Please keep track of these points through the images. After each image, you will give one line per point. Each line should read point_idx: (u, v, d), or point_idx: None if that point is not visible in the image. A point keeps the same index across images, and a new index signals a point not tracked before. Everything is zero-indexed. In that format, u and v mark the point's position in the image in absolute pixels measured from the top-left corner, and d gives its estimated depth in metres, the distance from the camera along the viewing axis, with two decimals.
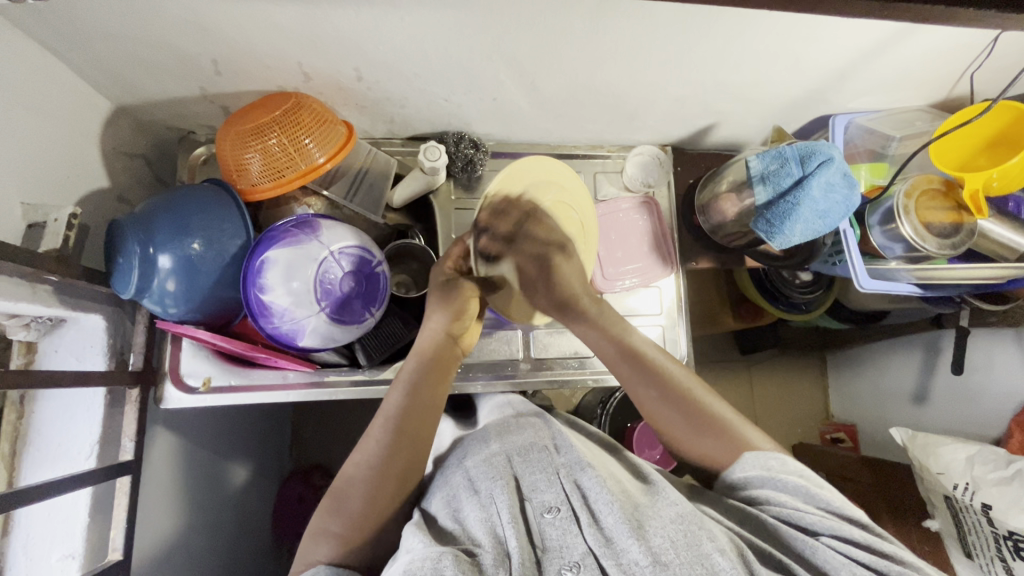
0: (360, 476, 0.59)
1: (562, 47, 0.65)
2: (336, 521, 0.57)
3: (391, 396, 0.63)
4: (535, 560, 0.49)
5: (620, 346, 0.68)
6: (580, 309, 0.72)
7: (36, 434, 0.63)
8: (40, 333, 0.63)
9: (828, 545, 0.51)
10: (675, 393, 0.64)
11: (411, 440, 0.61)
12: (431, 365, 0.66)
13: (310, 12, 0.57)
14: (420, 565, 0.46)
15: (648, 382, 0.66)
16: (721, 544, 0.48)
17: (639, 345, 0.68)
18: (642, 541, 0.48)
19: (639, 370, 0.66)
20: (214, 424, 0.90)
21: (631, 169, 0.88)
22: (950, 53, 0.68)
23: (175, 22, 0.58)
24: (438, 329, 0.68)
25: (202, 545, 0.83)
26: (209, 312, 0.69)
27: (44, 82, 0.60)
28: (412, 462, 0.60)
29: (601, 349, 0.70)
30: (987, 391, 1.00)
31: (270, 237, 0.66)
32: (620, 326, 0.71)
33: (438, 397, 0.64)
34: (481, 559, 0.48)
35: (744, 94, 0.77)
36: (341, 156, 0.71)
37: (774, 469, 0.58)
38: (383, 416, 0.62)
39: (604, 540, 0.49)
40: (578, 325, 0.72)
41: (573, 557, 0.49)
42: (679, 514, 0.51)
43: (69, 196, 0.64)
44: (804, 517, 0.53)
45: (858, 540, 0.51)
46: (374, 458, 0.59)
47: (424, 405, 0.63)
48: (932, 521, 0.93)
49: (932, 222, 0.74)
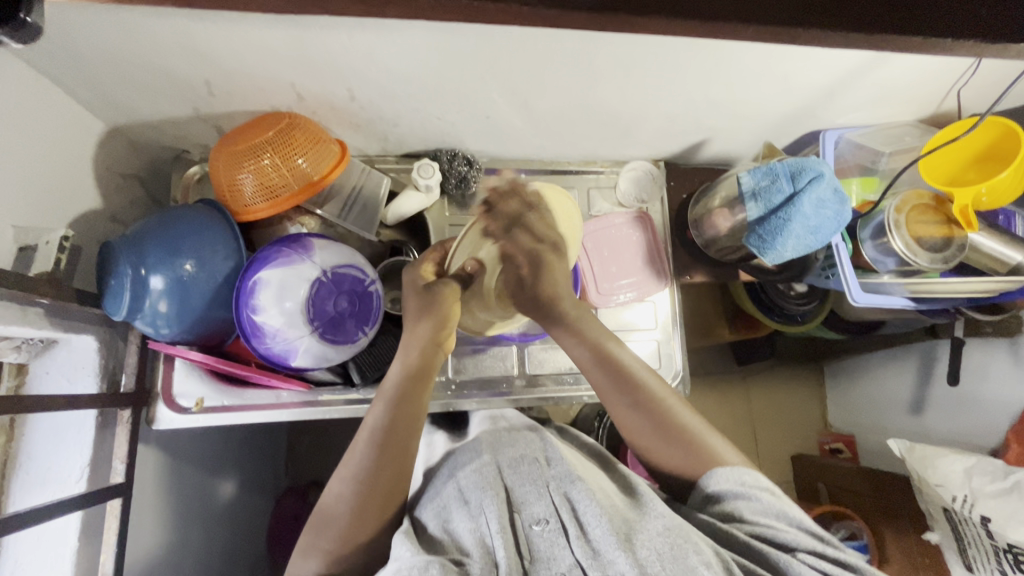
0: (346, 496, 0.57)
1: (552, 66, 0.65)
2: (323, 538, 0.56)
3: (371, 414, 0.62)
4: (523, 571, 0.49)
5: (597, 355, 0.67)
6: (559, 311, 0.69)
7: (27, 458, 0.62)
8: (31, 355, 0.62)
9: (805, 561, 0.52)
10: (651, 404, 0.64)
11: (395, 456, 0.59)
12: (414, 377, 0.63)
13: (302, 35, 0.57)
14: (408, 574, 0.46)
15: (611, 381, 0.66)
16: (707, 557, 0.48)
17: (618, 355, 0.67)
18: (629, 553, 0.47)
19: (609, 373, 0.66)
20: (206, 443, 0.89)
21: (625, 185, 0.90)
22: (936, 70, 0.69)
23: (168, 46, 0.58)
24: (423, 340, 0.65)
25: (195, 566, 0.82)
26: (202, 333, 0.68)
27: (36, 104, 0.60)
28: (401, 474, 0.59)
29: (577, 357, 0.68)
30: (983, 402, 0.99)
31: (262, 258, 0.66)
32: (599, 332, 0.69)
33: (420, 409, 0.62)
34: (469, 568, 0.48)
35: (735, 111, 0.78)
36: (334, 175, 0.71)
37: (749, 484, 0.59)
38: (364, 433, 0.60)
39: (592, 552, 0.49)
40: (559, 329, 0.69)
41: (561, 568, 0.49)
42: (665, 528, 0.50)
43: (60, 218, 0.64)
44: (780, 535, 0.54)
45: (832, 557, 0.53)
46: (360, 478, 0.57)
47: (404, 419, 0.61)
48: (932, 534, 0.93)
49: (924, 236, 0.74)
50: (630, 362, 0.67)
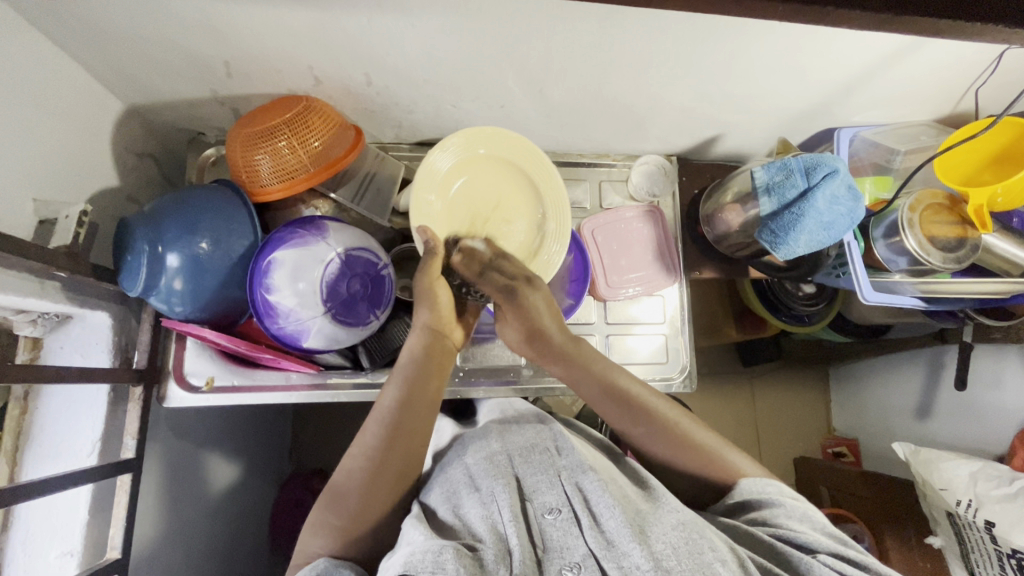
0: (358, 473, 0.58)
1: (570, 56, 0.65)
2: (334, 515, 0.56)
3: (386, 392, 0.62)
4: (535, 560, 0.50)
5: (602, 384, 0.66)
6: (554, 345, 0.68)
7: (39, 431, 0.63)
8: (46, 330, 0.63)
9: (825, 562, 0.50)
10: (662, 426, 0.65)
11: (409, 435, 0.59)
12: (423, 363, 0.64)
13: (322, 17, 0.58)
14: (421, 557, 0.46)
15: (625, 414, 0.65)
16: (723, 554, 0.48)
17: (625, 385, 0.67)
18: (644, 546, 0.48)
19: (618, 404, 0.66)
20: (214, 425, 0.90)
21: (637, 178, 0.89)
22: (955, 69, 0.69)
23: (190, 25, 0.59)
24: (425, 327, 0.66)
25: (200, 546, 0.83)
26: (214, 311, 0.69)
27: (58, 79, 0.61)
28: (410, 456, 0.60)
29: (584, 391, 0.67)
30: (992, 407, 0.98)
31: (278, 238, 0.67)
32: (590, 355, 0.68)
33: (436, 390, 0.64)
34: (484, 553, 0.48)
35: (749, 106, 0.77)
36: (349, 159, 0.71)
37: (772, 494, 0.59)
38: (378, 412, 0.60)
39: (605, 543, 0.49)
40: (556, 364, 0.68)
41: (574, 558, 0.49)
42: (681, 521, 0.50)
43: (79, 194, 0.65)
44: (803, 536, 0.53)
45: (852, 559, 0.52)
46: (372, 455, 0.58)
47: (418, 399, 0.61)
48: (935, 537, 0.93)
49: (937, 235, 0.74)
50: (634, 386, 0.67)
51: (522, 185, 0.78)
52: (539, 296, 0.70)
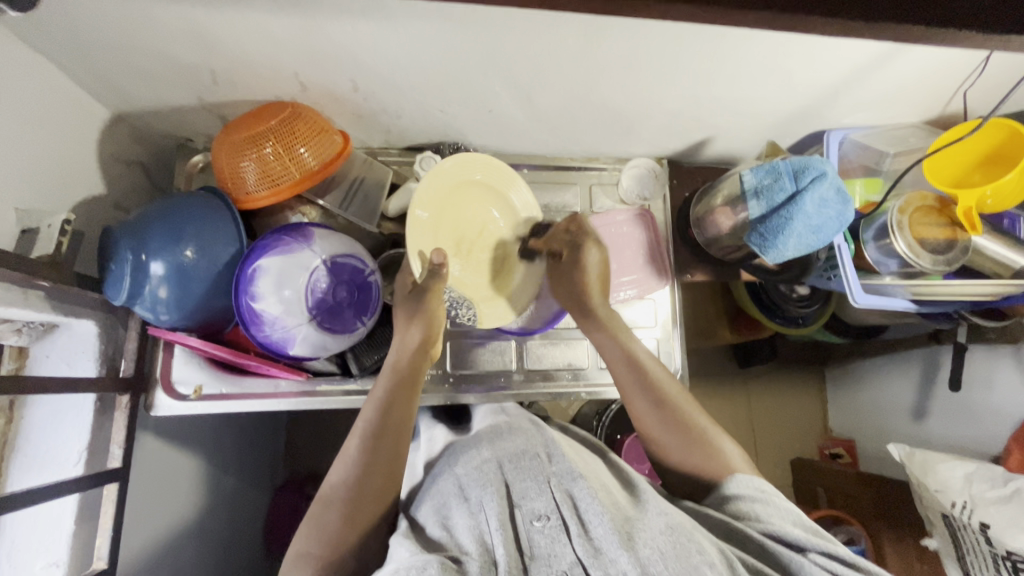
0: (337, 497, 0.57)
1: (556, 60, 0.65)
2: (312, 544, 0.55)
3: (364, 411, 0.63)
4: (522, 566, 0.49)
5: (624, 354, 0.71)
6: (596, 312, 0.75)
7: (25, 440, 0.62)
8: (31, 339, 0.63)
9: (815, 562, 0.50)
10: (670, 408, 0.66)
11: (388, 455, 0.60)
12: (402, 381, 0.65)
13: (305, 23, 0.57)
14: (406, 574, 0.46)
15: (641, 389, 0.68)
16: (710, 558, 0.47)
17: (646, 361, 0.70)
18: (631, 552, 0.47)
19: (638, 379, 0.69)
20: (205, 431, 0.90)
21: (627, 182, 0.90)
22: (943, 71, 0.68)
23: (172, 33, 0.58)
24: (411, 344, 0.68)
25: (192, 554, 0.83)
26: (201, 320, 0.69)
27: (42, 88, 0.61)
28: (390, 477, 0.60)
29: (608, 354, 0.72)
30: (986, 408, 0.98)
31: (262, 246, 0.66)
32: (621, 327, 0.74)
33: (412, 409, 0.64)
34: (468, 566, 0.48)
35: (738, 110, 0.77)
36: (335, 165, 0.71)
37: (768, 492, 0.58)
38: (358, 432, 0.61)
39: (593, 550, 0.49)
40: (594, 330, 0.74)
41: (561, 566, 0.49)
42: (668, 526, 0.50)
43: (63, 203, 0.64)
44: (791, 534, 0.53)
45: (844, 557, 0.51)
46: (350, 478, 0.58)
47: (397, 419, 0.62)
48: (931, 540, 0.91)
49: (928, 238, 0.73)
50: (652, 365, 0.70)
51: (493, 200, 0.81)
52: (595, 253, 0.77)
